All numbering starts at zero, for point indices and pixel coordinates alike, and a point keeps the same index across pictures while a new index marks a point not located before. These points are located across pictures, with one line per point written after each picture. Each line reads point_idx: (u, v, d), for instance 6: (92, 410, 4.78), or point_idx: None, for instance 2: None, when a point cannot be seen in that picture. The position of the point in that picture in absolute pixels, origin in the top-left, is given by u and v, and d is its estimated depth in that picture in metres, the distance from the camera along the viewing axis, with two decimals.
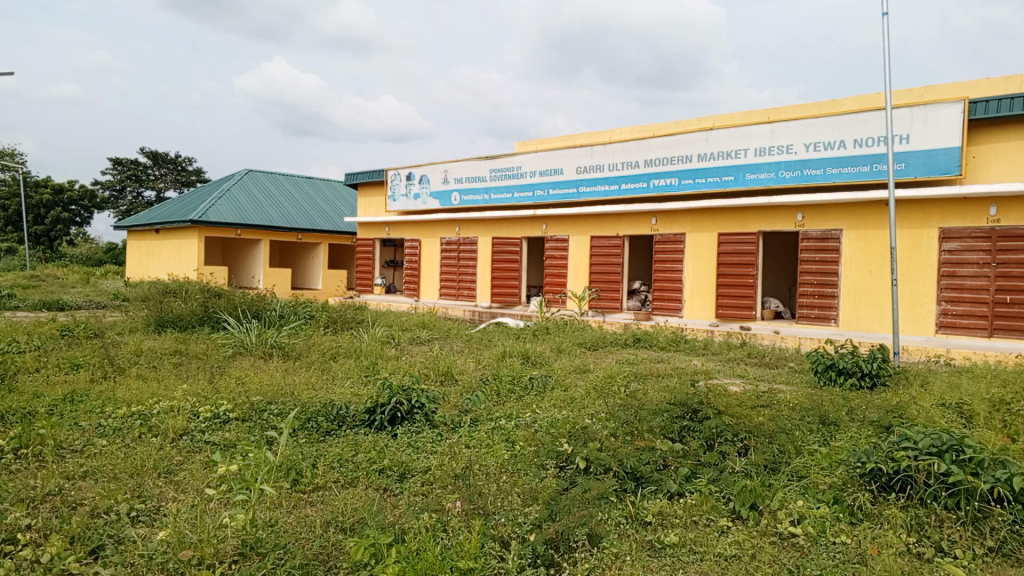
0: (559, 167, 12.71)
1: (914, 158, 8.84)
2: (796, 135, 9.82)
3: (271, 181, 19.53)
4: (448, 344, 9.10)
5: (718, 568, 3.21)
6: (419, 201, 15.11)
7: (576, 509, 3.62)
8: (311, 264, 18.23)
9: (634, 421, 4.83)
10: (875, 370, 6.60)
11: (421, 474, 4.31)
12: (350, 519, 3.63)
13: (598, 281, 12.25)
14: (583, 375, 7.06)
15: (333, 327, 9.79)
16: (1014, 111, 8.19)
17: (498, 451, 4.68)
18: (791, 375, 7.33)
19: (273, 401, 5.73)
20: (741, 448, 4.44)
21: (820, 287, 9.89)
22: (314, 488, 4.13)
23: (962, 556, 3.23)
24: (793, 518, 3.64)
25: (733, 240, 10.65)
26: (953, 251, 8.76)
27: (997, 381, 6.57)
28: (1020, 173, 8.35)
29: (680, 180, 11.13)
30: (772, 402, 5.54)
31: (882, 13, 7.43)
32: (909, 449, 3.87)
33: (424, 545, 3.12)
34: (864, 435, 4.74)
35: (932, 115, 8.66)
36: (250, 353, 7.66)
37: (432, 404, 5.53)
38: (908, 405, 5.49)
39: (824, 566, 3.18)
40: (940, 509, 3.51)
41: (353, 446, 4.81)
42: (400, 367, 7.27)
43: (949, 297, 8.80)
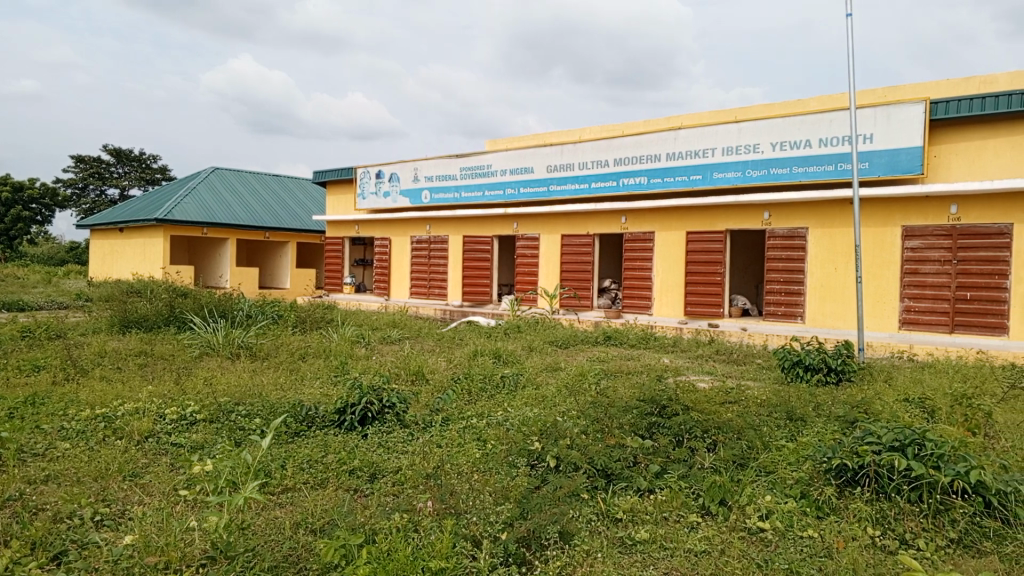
0: (529, 165, 12.71)
1: (877, 158, 9.00)
2: (762, 135, 9.94)
3: (237, 180, 19.27)
4: (418, 343, 9.06)
5: (688, 564, 3.23)
6: (388, 199, 15.02)
7: (547, 506, 3.63)
8: (279, 263, 18.05)
9: (604, 419, 4.86)
10: (840, 366, 6.71)
11: (392, 474, 4.29)
12: (320, 520, 3.60)
13: (568, 279, 12.29)
14: (554, 373, 7.07)
15: (302, 327, 9.69)
16: (973, 111, 8.38)
17: (469, 450, 4.67)
18: (758, 372, 7.43)
19: (240, 402, 5.66)
20: (710, 444, 4.48)
21: (786, 285, 10.03)
22: (283, 489, 4.09)
23: (924, 547, 3.30)
24: (761, 513, 3.69)
25: (701, 239, 10.76)
26: (915, 248, 8.94)
27: (957, 376, 6.72)
28: (979, 172, 8.53)
29: (649, 179, 11.20)
30: (739, 399, 5.61)
31: (847, 14, 7.56)
32: (872, 444, 3.94)
33: (395, 546, 3.11)
34: (830, 430, 4.81)
35: (895, 115, 8.82)
36: (217, 353, 7.56)
37: (403, 404, 5.51)
38: (872, 400, 5.60)
39: (792, 560, 3.22)
40: (903, 503, 3.58)
41: (322, 447, 4.77)
42: (370, 366, 7.23)
43: (912, 294, 8.97)
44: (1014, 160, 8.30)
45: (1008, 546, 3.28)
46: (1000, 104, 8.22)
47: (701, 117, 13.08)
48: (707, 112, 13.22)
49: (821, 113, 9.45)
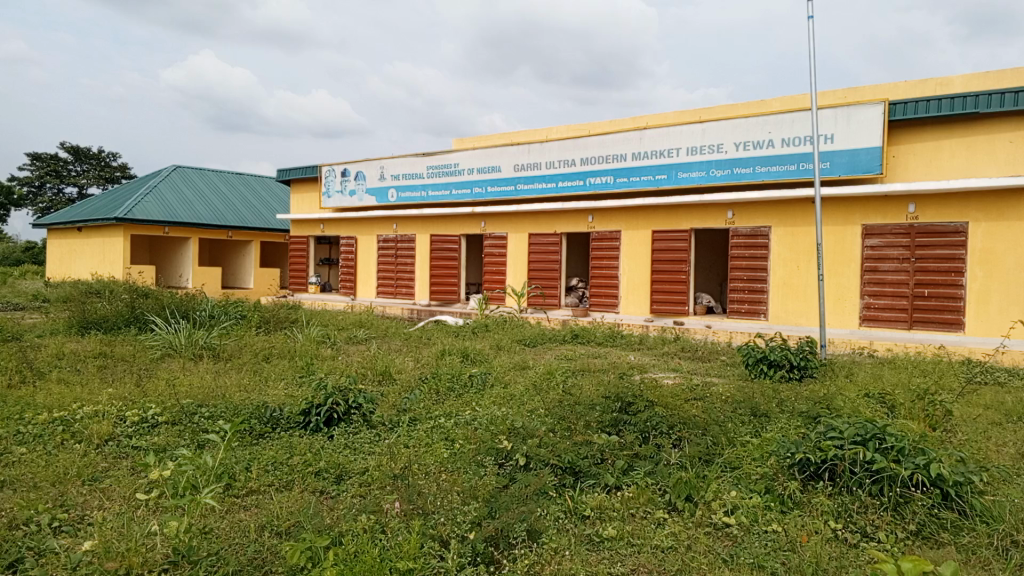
0: (496, 164, 12.70)
1: (838, 158, 9.15)
2: (726, 135, 10.06)
3: (200, 178, 18.97)
4: (385, 343, 9.00)
5: (655, 561, 3.25)
6: (354, 197, 14.89)
7: (516, 505, 3.63)
8: (243, 263, 17.81)
9: (571, 417, 4.87)
10: (802, 362, 6.83)
11: (359, 476, 4.25)
12: (286, 523, 3.56)
13: (536, 278, 12.32)
14: (522, 372, 7.07)
15: (266, 327, 9.56)
16: (930, 112, 8.57)
17: (436, 450, 4.64)
18: (723, 368, 7.51)
19: (204, 404, 5.56)
20: (675, 441, 4.52)
21: (749, 283, 10.17)
22: (247, 491, 4.04)
23: (885, 539, 3.36)
24: (727, 509, 3.73)
25: (667, 237, 10.85)
26: (875, 246, 9.12)
27: (916, 371, 6.87)
28: (937, 172, 8.73)
29: (615, 178, 11.26)
30: (705, 395, 5.67)
31: (809, 15, 7.71)
32: (835, 439, 4.01)
33: (362, 546, 3.09)
34: (794, 426, 4.87)
35: (855, 115, 8.98)
36: (179, 355, 7.43)
37: (369, 404, 5.48)
38: (834, 396, 5.69)
39: (756, 555, 3.26)
40: (865, 496, 3.65)
41: (287, 448, 4.72)
42: (337, 366, 7.16)
43: (872, 291, 9.15)
44: (969, 160, 8.51)
45: (965, 537, 3.36)
46: (956, 105, 8.42)
47: (665, 117, 13.20)
48: (672, 113, 13.35)
49: (784, 114, 9.60)
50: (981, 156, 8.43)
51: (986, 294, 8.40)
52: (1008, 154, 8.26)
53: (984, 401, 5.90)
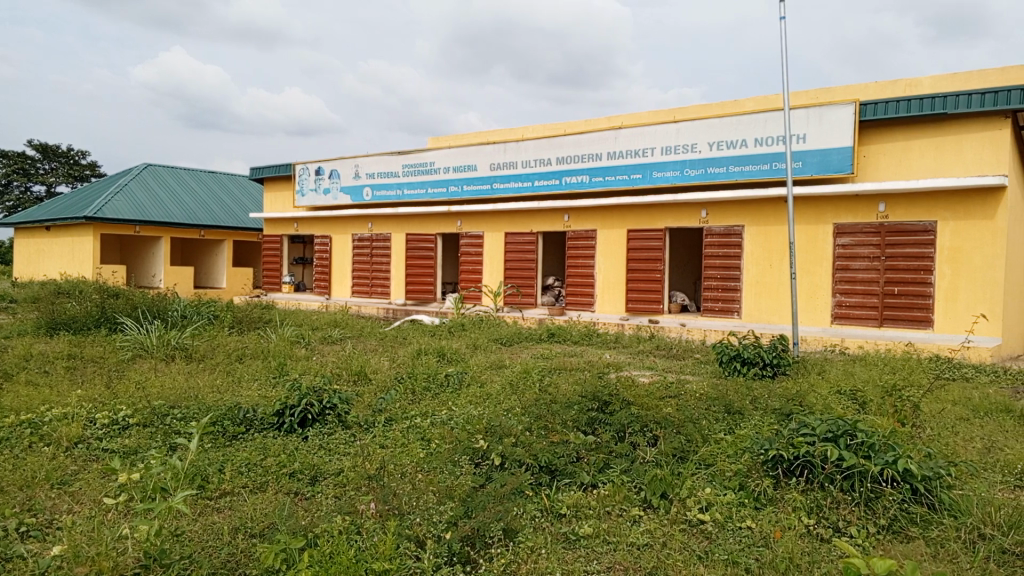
0: (472, 163, 12.68)
1: (810, 158, 9.26)
2: (700, 135, 10.13)
3: (171, 176, 18.73)
4: (361, 343, 8.95)
5: (631, 558, 3.26)
6: (328, 196, 14.78)
7: (492, 504, 3.62)
8: (215, 263, 17.61)
9: (548, 415, 4.88)
10: (775, 360, 6.89)
11: (334, 477, 4.22)
12: (260, 525, 3.52)
13: (512, 276, 12.32)
14: (498, 371, 7.07)
15: (239, 327, 9.45)
16: (900, 112, 8.70)
17: (412, 450, 4.63)
18: (697, 366, 7.57)
19: (176, 405, 5.49)
20: (651, 439, 4.55)
21: (723, 281, 10.27)
22: (221, 493, 3.99)
23: (857, 535, 3.41)
24: (701, 506, 3.76)
25: (642, 237, 10.91)
26: (846, 245, 9.24)
27: (886, 368, 6.97)
28: (906, 171, 8.87)
29: (590, 177, 11.30)
30: (679, 393, 5.71)
31: (782, 14, 7.81)
32: (807, 435, 4.06)
33: (336, 546, 3.07)
34: (767, 422, 4.93)
35: (826, 115, 9.10)
36: (150, 356, 7.33)
37: (345, 405, 5.44)
38: (807, 393, 5.76)
39: (730, 551, 3.29)
40: (837, 492, 3.70)
41: (261, 450, 4.67)
42: (311, 367, 7.11)
43: (843, 289, 9.27)
44: (938, 160, 8.66)
45: (934, 530, 3.42)
46: (925, 106, 8.55)
47: (640, 117, 13.27)
48: (646, 114, 13.45)
49: (756, 114, 9.69)
50: (949, 156, 8.58)
51: (954, 292, 8.54)
52: (975, 155, 8.40)
53: (952, 397, 6.01)
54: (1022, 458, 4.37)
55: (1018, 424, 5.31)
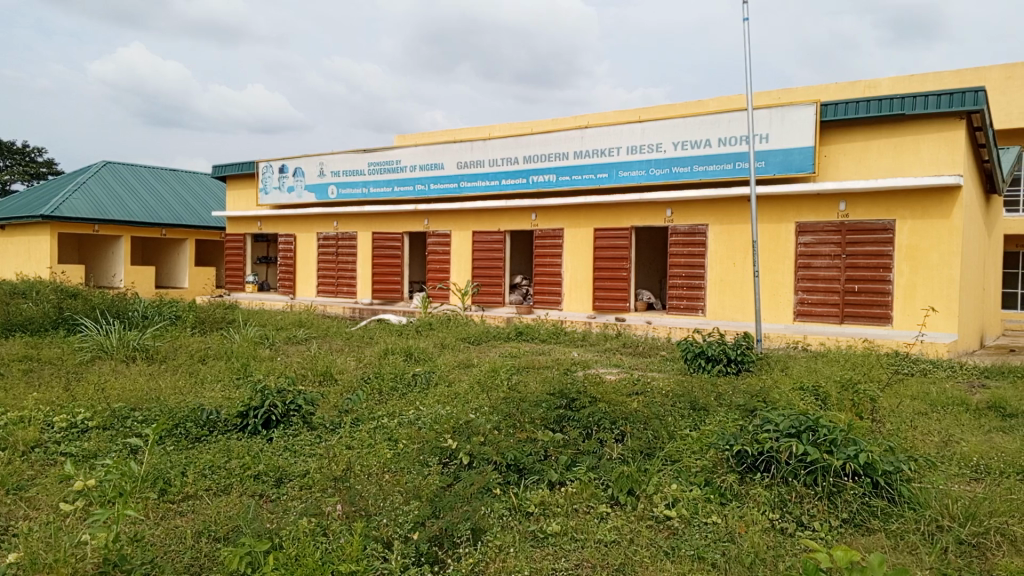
0: (438, 161, 12.63)
1: (772, 157, 9.40)
2: (665, 135, 10.23)
3: (131, 174, 18.34)
4: (326, 343, 8.86)
5: (598, 555, 3.28)
6: (292, 194, 14.60)
7: (459, 504, 3.61)
8: (177, 262, 17.31)
9: (516, 413, 4.88)
10: (739, 356, 6.96)
11: (300, 478, 4.18)
12: (224, 528, 3.47)
13: (479, 275, 12.31)
14: (466, 370, 7.07)
15: (201, 327, 9.29)
16: (860, 113, 8.86)
17: (379, 451, 4.59)
18: (663, 364, 7.63)
19: (137, 407, 5.38)
20: (618, 435, 4.59)
21: (687, 279, 10.38)
22: (183, 497, 3.93)
23: (819, 528, 3.46)
24: (668, 502, 3.79)
25: (608, 236, 10.98)
26: (808, 243, 9.40)
27: (847, 364, 7.11)
28: (865, 171, 9.04)
29: (557, 176, 11.32)
30: (645, 389, 5.77)
31: (745, 16, 7.92)
32: (771, 431, 4.11)
33: (302, 549, 3.04)
34: (732, 418, 5.01)
35: (789, 115, 9.23)
36: (110, 357, 7.17)
37: (310, 405, 5.38)
38: (770, 389, 5.85)
39: (697, 547, 3.32)
40: (800, 486, 3.75)
41: (225, 452, 4.59)
42: (275, 367, 7.02)
43: (805, 286, 9.42)
44: (896, 160, 8.82)
45: (894, 523, 3.49)
46: (884, 107, 8.71)
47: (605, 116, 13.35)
48: (612, 114, 13.55)
49: (720, 114, 9.79)
50: (907, 157, 8.75)
51: (911, 289, 8.74)
52: (932, 155, 8.58)
53: (910, 392, 6.14)
54: (976, 451, 4.50)
55: (973, 418, 5.45)
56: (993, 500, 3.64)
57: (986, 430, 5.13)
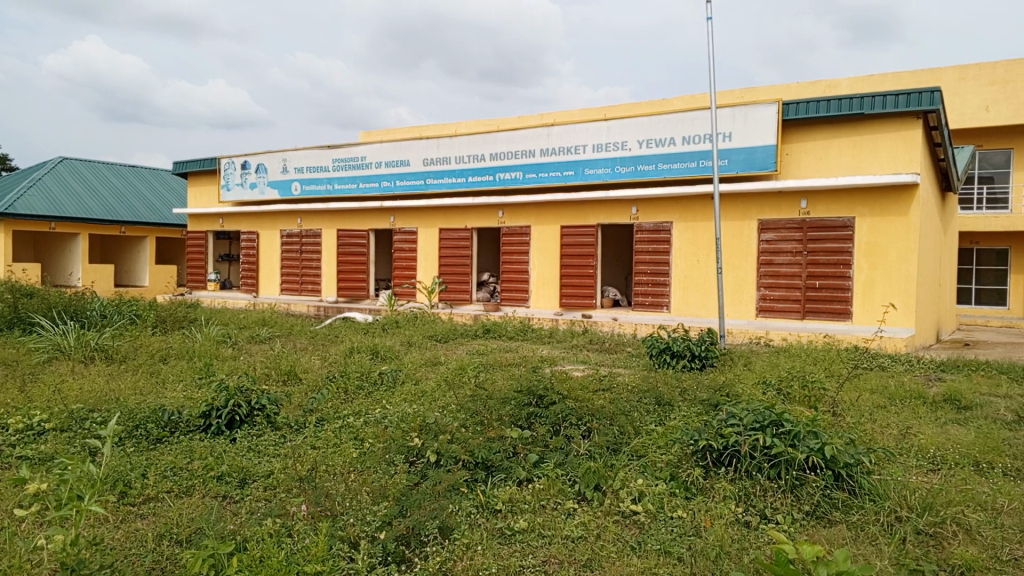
0: (404, 158, 12.56)
1: (735, 155, 9.52)
2: (630, 133, 10.30)
3: (88, 170, 17.92)
4: (290, 341, 8.76)
5: (566, 551, 3.30)
6: (254, 190, 14.42)
7: (427, 502, 3.59)
8: (137, 260, 16.99)
9: (483, 411, 4.87)
10: (703, 352, 7.05)
11: (264, 478, 4.13)
12: (187, 530, 3.41)
13: (445, 272, 12.26)
14: (433, 368, 7.04)
15: (163, 327, 9.11)
16: (821, 112, 9.01)
17: (346, 451, 4.54)
18: (629, 360, 7.69)
19: (96, 409, 5.27)
20: (585, 431, 4.62)
21: (653, 276, 10.47)
22: (144, 499, 3.85)
23: (783, 521, 3.51)
24: (634, 497, 3.82)
25: (574, 233, 11.02)
26: (770, 240, 9.54)
27: (808, 359, 7.22)
28: (826, 169, 9.20)
29: (523, 173, 11.33)
30: (612, 385, 5.82)
31: (708, 16, 8.02)
32: (735, 425, 4.16)
33: (266, 550, 3.00)
34: (696, 413, 5.08)
35: (751, 114, 9.36)
36: (68, 358, 7.01)
37: (274, 405, 5.30)
38: (733, 384, 5.94)
39: (662, 541, 3.36)
40: (764, 480, 3.81)
41: (187, 453, 4.51)
42: (238, 367, 6.91)
43: (767, 283, 9.56)
44: (856, 159, 8.99)
45: (855, 515, 3.56)
46: (844, 106, 8.88)
47: (572, 114, 13.41)
48: (578, 112, 13.60)
49: (684, 112, 9.89)
50: (866, 155, 8.92)
51: (870, 285, 8.92)
52: (890, 154, 8.76)
53: (869, 386, 6.26)
54: (933, 443, 4.60)
55: (930, 410, 5.59)
56: (950, 490, 3.74)
57: (941, 422, 5.27)
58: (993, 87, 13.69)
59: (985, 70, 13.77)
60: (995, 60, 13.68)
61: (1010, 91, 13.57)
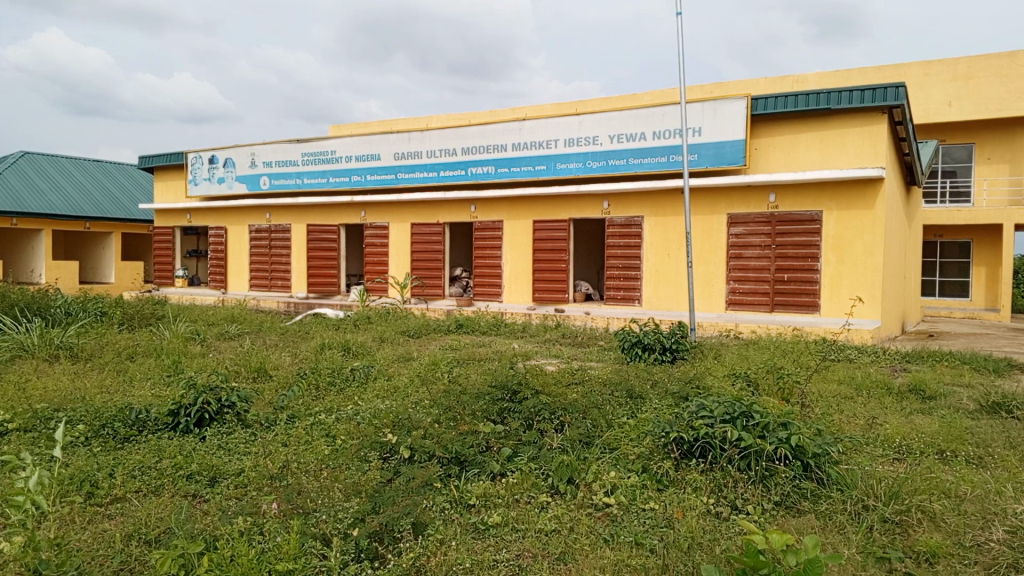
0: (374, 152, 12.47)
1: (705, 150, 9.61)
2: (601, 127, 10.35)
3: (51, 164, 17.56)
4: (260, 338, 8.66)
5: (539, 544, 3.31)
6: (223, 185, 14.27)
7: (400, 499, 3.58)
8: (102, 257, 16.69)
9: (456, 406, 4.85)
10: (674, 345, 7.11)
11: (234, 477, 4.08)
12: (155, 530, 3.37)
13: (417, 267, 12.21)
14: (406, 364, 7.01)
15: (129, 324, 8.95)
16: (789, 107, 9.12)
17: (317, 448, 4.51)
18: (602, 353, 7.72)
19: (60, 408, 5.16)
20: (558, 425, 4.65)
21: (624, 270, 10.52)
22: (112, 500, 3.79)
23: (752, 511, 3.56)
24: (606, 489, 3.85)
25: (546, 227, 11.03)
26: (739, 234, 9.63)
27: (777, 351, 7.32)
28: (793, 163, 9.33)
29: (496, 168, 11.34)
30: (584, 379, 5.85)
31: (678, 11, 8.08)
32: (706, 417, 4.20)
33: (237, 548, 2.98)
34: (667, 405, 5.14)
35: (721, 109, 9.46)
36: (31, 356, 6.86)
37: (244, 402, 5.24)
38: (703, 376, 6.01)
39: (635, 533, 3.39)
40: (734, 471, 3.85)
41: (155, 452, 4.45)
42: (207, 364, 6.81)
43: (737, 276, 9.66)
44: (823, 153, 9.12)
45: (823, 504, 3.62)
46: (812, 101, 9.00)
47: (543, 109, 13.42)
48: (549, 106, 13.61)
49: (655, 107, 9.97)
50: (832, 150, 9.05)
51: (838, 278, 9.05)
52: (856, 149, 8.89)
53: (837, 377, 6.38)
54: (899, 432, 4.70)
55: (896, 401, 5.70)
56: (915, 479, 3.81)
57: (907, 412, 5.38)
58: (956, 82, 13.97)
59: (948, 66, 14.06)
60: (957, 57, 13.95)
61: (972, 87, 13.86)
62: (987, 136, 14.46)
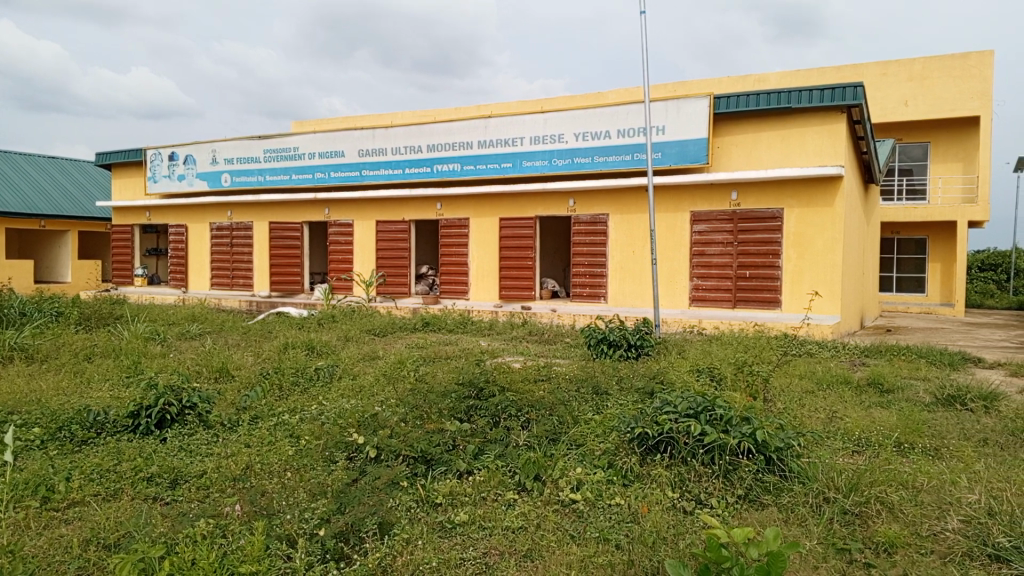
0: (338, 149, 12.35)
1: (668, 148, 9.71)
2: (566, 125, 10.39)
3: (4, 160, 17.10)
4: (221, 337, 8.53)
5: (506, 542, 3.31)
6: (183, 182, 14.04)
7: (365, 498, 3.56)
8: (58, 256, 16.29)
9: (423, 404, 4.83)
10: (638, 342, 7.17)
11: (196, 478, 4.02)
12: (115, 534, 3.30)
13: (382, 265, 12.13)
14: (371, 362, 6.97)
15: (87, 324, 8.75)
16: (750, 106, 9.25)
17: (281, 449, 4.45)
18: (568, 350, 7.75)
19: (15, 411, 5.03)
20: (524, 422, 4.65)
21: (590, 268, 10.57)
22: (69, 504, 3.70)
23: (717, 505, 3.60)
24: (573, 485, 3.86)
25: (511, 225, 11.02)
26: (702, 232, 9.74)
27: (739, 347, 7.41)
28: (755, 161, 9.46)
29: (461, 165, 11.31)
30: (550, 375, 5.87)
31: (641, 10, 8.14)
32: (670, 412, 4.25)
33: (199, 552, 2.94)
34: (632, 401, 5.19)
35: (684, 107, 9.56)
36: None
37: (206, 403, 5.15)
38: (668, 372, 6.08)
39: (602, 529, 3.41)
40: (699, 465, 3.90)
41: (114, 454, 4.36)
42: (167, 365, 6.68)
43: (700, 273, 9.77)
44: (784, 151, 9.26)
45: (785, 497, 3.67)
46: (772, 100, 9.13)
47: (508, 106, 13.41)
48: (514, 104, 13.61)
49: (619, 105, 10.04)
50: (793, 148, 9.20)
51: (798, 274, 9.20)
52: (816, 146, 9.05)
53: (798, 371, 6.49)
54: (858, 425, 4.79)
55: (855, 394, 5.82)
56: (874, 471, 3.89)
57: (866, 405, 5.49)
58: (911, 83, 14.28)
59: (903, 67, 14.36)
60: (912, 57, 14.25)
61: (927, 87, 14.18)
62: (942, 135, 14.81)
